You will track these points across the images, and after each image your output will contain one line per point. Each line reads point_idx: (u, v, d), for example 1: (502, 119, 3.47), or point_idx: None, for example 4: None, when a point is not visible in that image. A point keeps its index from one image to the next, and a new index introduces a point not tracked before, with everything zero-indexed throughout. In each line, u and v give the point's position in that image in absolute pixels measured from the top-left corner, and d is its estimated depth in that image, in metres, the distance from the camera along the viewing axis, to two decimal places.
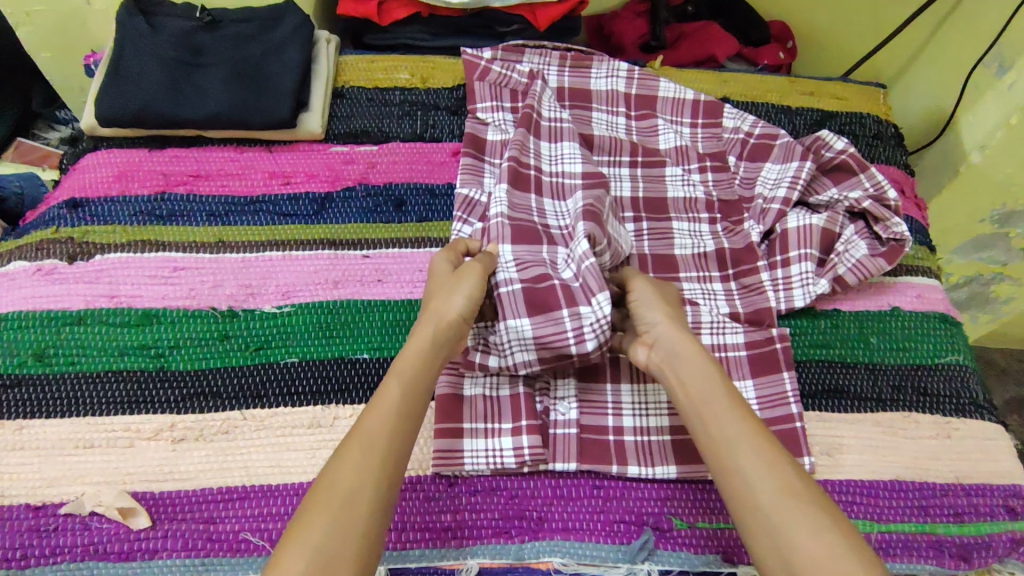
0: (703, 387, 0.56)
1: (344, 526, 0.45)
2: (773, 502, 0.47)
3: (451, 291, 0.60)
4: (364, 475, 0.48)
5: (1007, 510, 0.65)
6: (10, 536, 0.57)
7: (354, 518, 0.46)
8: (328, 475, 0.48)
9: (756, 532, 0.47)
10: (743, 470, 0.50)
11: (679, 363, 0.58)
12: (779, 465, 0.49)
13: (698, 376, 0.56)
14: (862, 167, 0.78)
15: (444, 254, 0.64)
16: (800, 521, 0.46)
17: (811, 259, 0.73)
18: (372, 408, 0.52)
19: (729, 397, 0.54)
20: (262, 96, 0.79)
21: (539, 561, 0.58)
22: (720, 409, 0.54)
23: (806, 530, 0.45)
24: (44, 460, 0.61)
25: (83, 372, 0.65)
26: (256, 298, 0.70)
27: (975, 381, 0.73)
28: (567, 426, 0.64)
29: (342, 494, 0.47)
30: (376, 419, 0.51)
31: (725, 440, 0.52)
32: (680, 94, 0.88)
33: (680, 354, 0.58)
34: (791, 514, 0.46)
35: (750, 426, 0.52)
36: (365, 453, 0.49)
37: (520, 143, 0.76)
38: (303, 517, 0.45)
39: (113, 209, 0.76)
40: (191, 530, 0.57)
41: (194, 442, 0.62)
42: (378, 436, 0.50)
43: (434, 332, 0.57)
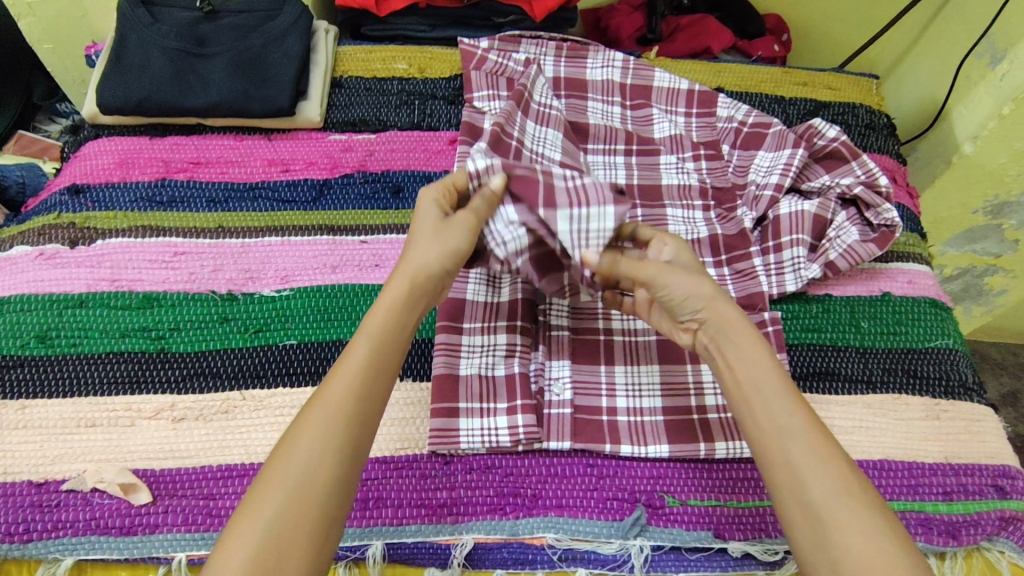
0: (748, 371, 0.54)
1: (301, 512, 0.45)
2: (822, 501, 0.47)
3: (440, 245, 0.57)
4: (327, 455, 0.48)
5: (996, 489, 0.66)
6: (11, 511, 0.58)
7: (311, 499, 0.46)
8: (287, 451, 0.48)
9: (804, 532, 0.47)
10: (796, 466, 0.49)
11: (731, 347, 0.55)
12: (831, 460, 0.48)
13: (744, 360, 0.54)
14: (854, 154, 0.79)
15: (432, 194, 0.61)
16: (855, 523, 0.46)
17: (803, 244, 0.75)
18: (337, 370, 0.52)
19: (774, 381, 0.53)
20: (261, 85, 0.80)
21: (533, 537, 0.60)
22: (766, 397, 0.52)
23: (859, 534, 0.45)
24: (46, 438, 0.62)
25: (84, 353, 0.66)
26: (255, 282, 0.71)
27: (964, 364, 0.74)
28: (558, 408, 0.65)
29: (293, 474, 0.46)
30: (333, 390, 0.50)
31: (776, 429, 0.51)
32: (675, 84, 0.89)
33: (725, 336, 0.56)
34: (842, 516, 0.46)
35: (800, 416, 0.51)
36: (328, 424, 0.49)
37: (506, 112, 0.74)
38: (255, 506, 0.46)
39: (115, 195, 0.77)
40: (191, 506, 0.58)
41: (193, 421, 0.63)
42: (342, 406, 0.50)
43: (409, 287, 0.56)
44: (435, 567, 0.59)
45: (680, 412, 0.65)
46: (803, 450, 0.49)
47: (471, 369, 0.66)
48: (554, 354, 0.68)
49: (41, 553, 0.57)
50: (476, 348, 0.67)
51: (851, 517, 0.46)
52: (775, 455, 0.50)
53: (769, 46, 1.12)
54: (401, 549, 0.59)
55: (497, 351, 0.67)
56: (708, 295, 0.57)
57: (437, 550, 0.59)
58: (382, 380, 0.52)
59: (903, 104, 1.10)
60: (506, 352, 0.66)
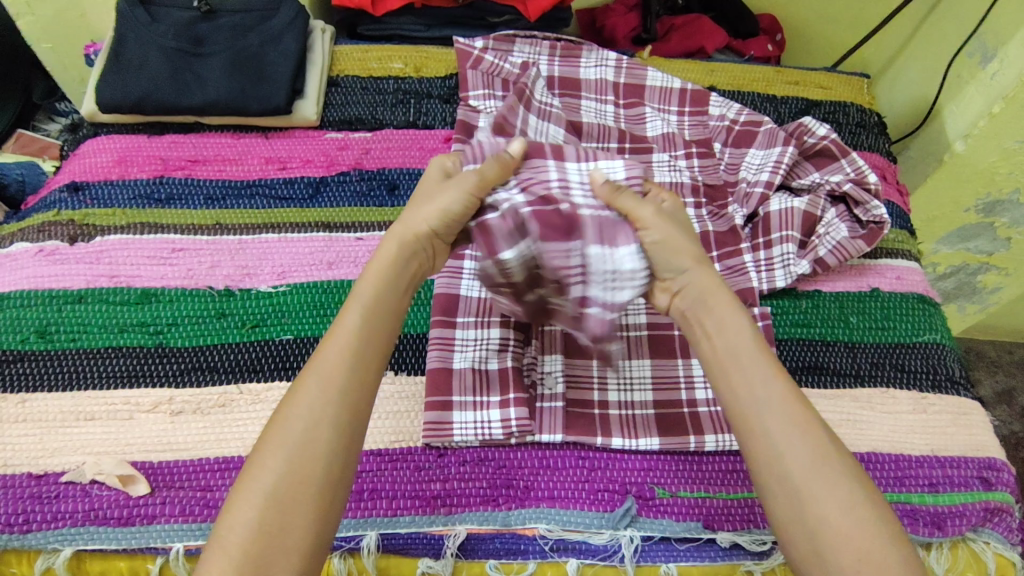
0: (730, 337, 0.53)
1: (291, 479, 0.46)
2: (801, 468, 0.47)
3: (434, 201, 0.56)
4: (314, 419, 0.48)
5: (981, 482, 0.67)
6: (12, 502, 0.59)
7: (303, 468, 0.46)
8: (279, 421, 0.48)
9: (781, 499, 0.47)
10: (773, 436, 0.48)
11: (705, 311, 0.54)
12: (812, 432, 0.48)
13: (729, 328, 0.53)
14: (843, 152, 0.81)
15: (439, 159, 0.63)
16: (832, 495, 0.46)
17: (793, 241, 0.76)
18: (329, 339, 0.52)
19: (757, 348, 0.52)
20: (259, 85, 0.81)
21: (525, 527, 0.61)
22: (750, 363, 0.51)
23: (838, 509, 0.46)
24: (45, 431, 0.62)
25: (83, 348, 0.67)
26: (253, 278, 0.72)
27: (952, 358, 0.75)
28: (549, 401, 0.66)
29: (282, 450, 0.47)
30: (330, 357, 0.51)
31: (754, 400, 0.50)
32: (668, 83, 0.90)
33: (708, 305, 0.54)
34: (823, 484, 0.47)
35: (784, 384, 0.50)
36: (320, 393, 0.49)
37: (509, 104, 0.76)
38: (246, 474, 0.47)
39: (113, 192, 0.78)
40: (189, 497, 0.59)
41: (191, 414, 0.64)
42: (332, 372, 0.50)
43: (400, 246, 0.56)
44: (429, 557, 0.59)
45: (672, 406, 0.66)
46: (783, 416, 0.49)
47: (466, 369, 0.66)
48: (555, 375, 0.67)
49: (41, 543, 0.57)
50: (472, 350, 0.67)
51: (832, 486, 0.46)
52: (756, 421, 0.49)
53: (763, 45, 1.13)
54: (395, 540, 0.60)
55: (490, 348, 0.67)
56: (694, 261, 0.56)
57: (431, 541, 0.60)
58: (374, 347, 0.52)
59: (896, 104, 1.11)
60: (500, 345, 0.67)
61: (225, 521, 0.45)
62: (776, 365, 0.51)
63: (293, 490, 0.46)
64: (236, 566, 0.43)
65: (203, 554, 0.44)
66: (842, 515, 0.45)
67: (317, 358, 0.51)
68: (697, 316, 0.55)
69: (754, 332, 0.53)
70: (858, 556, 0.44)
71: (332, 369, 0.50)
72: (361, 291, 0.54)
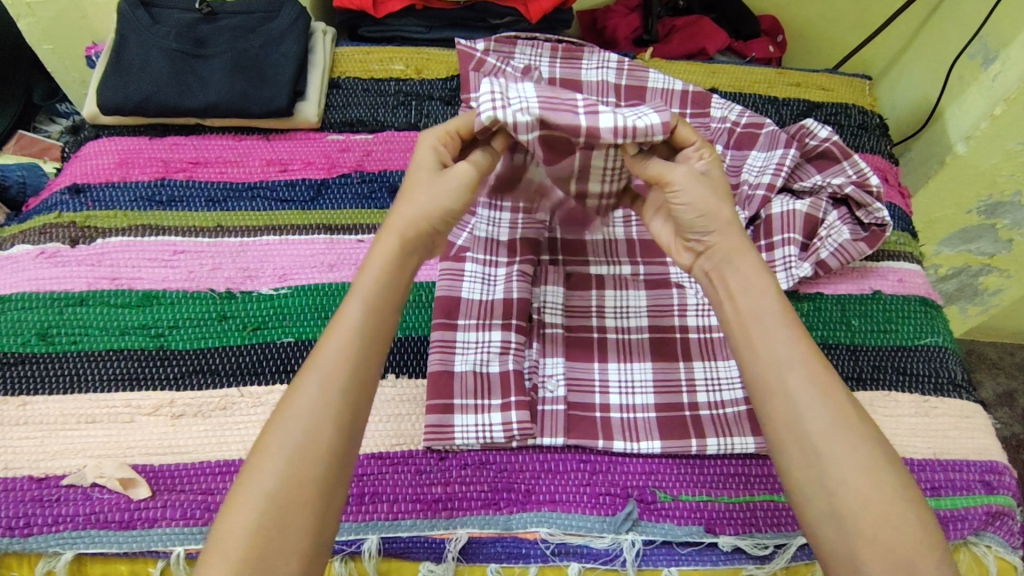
0: (755, 298, 0.53)
1: (304, 464, 0.46)
2: (820, 431, 0.47)
3: (436, 196, 0.56)
4: (324, 409, 0.48)
5: (983, 485, 0.67)
6: (13, 506, 0.59)
7: (315, 454, 0.47)
8: (288, 403, 0.48)
9: (799, 463, 0.48)
10: (794, 398, 0.49)
11: (728, 270, 0.55)
12: (832, 396, 0.48)
13: (755, 288, 0.53)
14: (846, 155, 0.81)
15: (430, 140, 0.59)
16: (849, 458, 0.46)
17: (795, 242, 0.76)
18: (332, 329, 0.51)
19: (781, 310, 0.52)
20: (260, 87, 0.81)
21: (526, 531, 0.60)
22: (775, 327, 0.51)
23: (853, 473, 0.46)
24: (46, 434, 0.62)
25: (84, 351, 0.67)
26: (254, 280, 0.72)
27: (954, 361, 0.75)
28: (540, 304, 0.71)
29: (293, 433, 0.47)
30: (333, 346, 0.50)
31: (775, 364, 0.50)
32: (669, 84, 0.90)
33: (733, 263, 0.55)
34: (843, 447, 0.47)
35: (806, 348, 0.51)
36: (321, 384, 0.49)
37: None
38: (257, 457, 0.47)
39: (114, 194, 0.78)
40: (191, 500, 0.59)
41: (193, 417, 0.64)
42: (336, 368, 0.49)
43: (400, 244, 0.55)
44: (430, 561, 0.59)
45: (674, 409, 0.66)
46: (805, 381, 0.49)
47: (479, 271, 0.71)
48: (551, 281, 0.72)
49: (41, 547, 0.57)
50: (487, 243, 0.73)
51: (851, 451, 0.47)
52: (777, 383, 0.50)
53: (764, 47, 1.13)
54: (395, 543, 0.59)
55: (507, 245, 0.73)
56: (725, 220, 0.56)
57: (432, 544, 0.59)
58: (379, 341, 0.52)
59: (897, 105, 1.11)
60: (511, 224, 0.74)
61: (229, 513, 0.45)
62: (799, 326, 0.52)
63: (299, 477, 0.46)
64: (234, 568, 0.43)
65: (201, 555, 0.44)
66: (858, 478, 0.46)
67: (322, 348, 0.50)
68: (723, 278, 0.56)
69: (778, 294, 0.53)
70: (872, 518, 0.45)
71: (336, 360, 0.50)
72: (364, 282, 0.52)
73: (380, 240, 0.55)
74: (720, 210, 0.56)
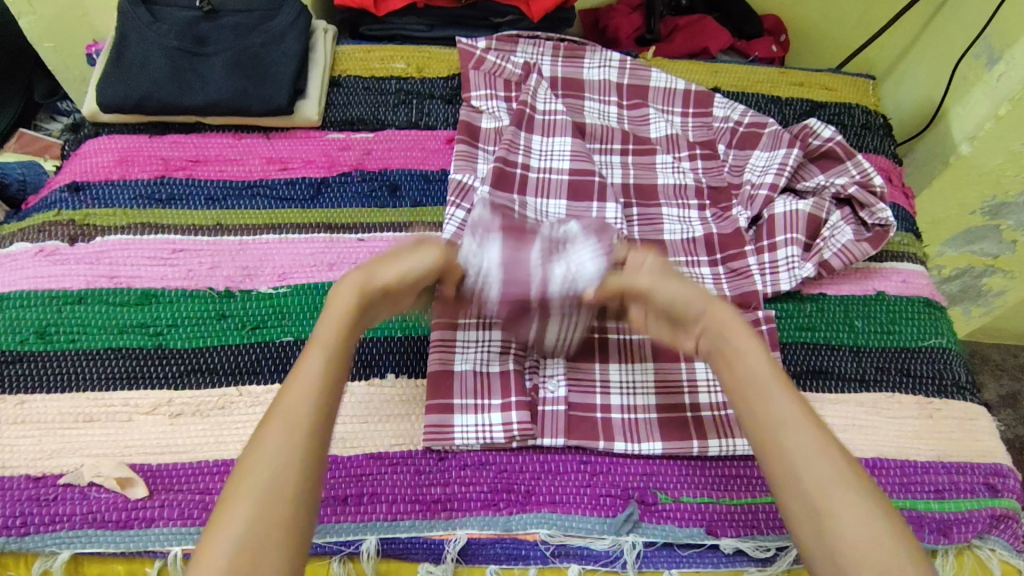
0: (750, 364, 0.53)
1: (271, 510, 0.44)
2: (819, 488, 0.47)
3: (396, 266, 0.57)
4: (290, 456, 0.46)
5: (987, 488, 0.66)
6: (10, 505, 0.58)
7: (280, 500, 0.44)
8: (248, 462, 0.46)
9: (805, 520, 0.47)
10: (792, 458, 0.49)
11: (722, 339, 0.55)
12: (831, 454, 0.48)
13: (745, 353, 0.54)
14: (849, 154, 0.80)
15: None
16: (851, 515, 0.46)
17: (798, 243, 0.75)
18: (291, 380, 0.50)
19: (775, 374, 0.53)
20: (261, 85, 0.81)
21: (526, 532, 0.60)
22: (771, 390, 0.52)
23: (854, 526, 0.45)
24: (44, 433, 0.62)
25: (82, 349, 0.67)
26: (253, 279, 0.72)
27: (958, 363, 0.74)
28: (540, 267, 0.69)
29: (263, 483, 0.45)
30: (292, 398, 0.48)
31: (774, 424, 0.50)
32: (671, 84, 0.89)
33: (725, 334, 0.55)
34: (843, 500, 0.46)
35: (801, 406, 0.51)
36: (285, 434, 0.47)
37: (509, 141, 0.78)
38: (228, 500, 0.45)
39: (114, 192, 0.78)
40: (188, 500, 0.59)
41: (191, 416, 0.64)
42: (299, 418, 0.48)
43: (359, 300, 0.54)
44: (429, 562, 0.59)
45: (675, 409, 0.66)
46: (804, 440, 0.49)
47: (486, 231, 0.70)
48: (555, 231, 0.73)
49: (38, 546, 0.57)
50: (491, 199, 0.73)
51: (852, 507, 0.46)
52: (774, 442, 0.50)
53: (767, 46, 1.12)
54: (395, 544, 0.59)
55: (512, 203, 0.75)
56: (709, 301, 0.57)
57: (431, 545, 0.59)
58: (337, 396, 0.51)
59: (901, 105, 1.10)
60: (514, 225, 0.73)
61: (200, 561, 0.42)
62: (793, 388, 0.52)
63: (270, 523, 0.43)
64: None
65: None
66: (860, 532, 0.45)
67: (282, 398, 0.49)
68: (719, 350, 0.55)
69: (767, 354, 0.54)
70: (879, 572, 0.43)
71: (298, 410, 0.48)
72: (326, 332, 0.52)
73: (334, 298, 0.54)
74: (700, 293, 0.57)
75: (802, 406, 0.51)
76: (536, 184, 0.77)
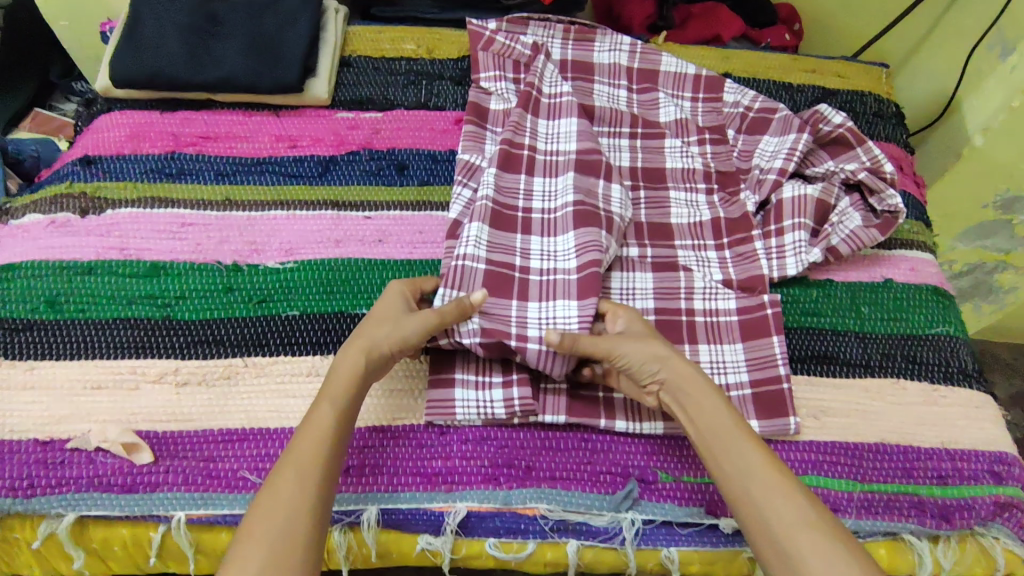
0: (709, 416, 0.56)
1: (284, 559, 0.46)
2: (786, 529, 0.48)
3: (395, 330, 0.60)
4: (295, 507, 0.49)
5: (991, 476, 0.66)
6: (17, 467, 0.59)
7: (290, 547, 0.47)
8: (261, 507, 0.49)
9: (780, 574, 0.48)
10: (757, 501, 0.50)
11: (681, 395, 0.58)
12: (793, 496, 0.50)
13: (705, 408, 0.56)
14: (859, 140, 0.79)
15: (400, 286, 0.64)
16: (815, 551, 0.47)
17: (806, 228, 0.74)
18: (304, 433, 0.53)
19: (734, 423, 0.55)
20: (271, 63, 0.81)
21: (525, 507, 0.60)
22: (731, 438, 0.54)
23: (820, 561, 0.46)
24: (53, 398, 0.63)
25: (91, 319, 0.68)
26: (260, 254, 0.73)
27: (965, 351, 0.74)
28: (542, 274, 0.69)
29: (275, 527, 0.47)
30: (305, 445, 0.52)
31: (736, 472, 0.52)
32: (682, 69, 0.89)
33: (685, 390, 0.58)
34: (813, 549, 0.47)
35: (764, 456, 0.53)
36: (296, 485, 0.50)
37: (515, 124, 0.78)
38: (240, 548, 0.46)
39: (125, 167, 0.78)
40: (192, 467, 0.60)
41: (196, 386, 0.64)
42: (309, 467, 0.51)
43: (366, 361, 0.58)
44: (429, 533, 0.59)
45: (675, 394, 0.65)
46: (765, 483, 0.51)
47: (490, 232, 0.70)
48: (560, 231, 0.72)
49: (44, 508, 0.58)
50: (496, 189, 0.73)
51: (816, 543, 0.47)
52: (742, 494, 0.51)
53: (780, 34, 1.12)
54: (394, 515, 0.59)
55: (518, 190, 0.75)
56: (663, 356, 0.59)
57: (431, 517, 0.59)
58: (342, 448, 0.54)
59: (914, 96, 1.09)
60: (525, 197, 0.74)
61: None
62: (753, 435, 0.54)
63: (282, 562, 0.46)
64: None
65: None
66: (825, 567, 0.46)
67: (290, 454, 0.52)
68: (681, 406, 0.58)
69: (728, 407, 0.57)
70: None
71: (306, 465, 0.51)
72: (335, 392, 0.55)
73: (346, 355, 0.58)
74: (658, 350, 0.60)
75: (762, 451, 0.53)
76: (541, 164, 0.77)
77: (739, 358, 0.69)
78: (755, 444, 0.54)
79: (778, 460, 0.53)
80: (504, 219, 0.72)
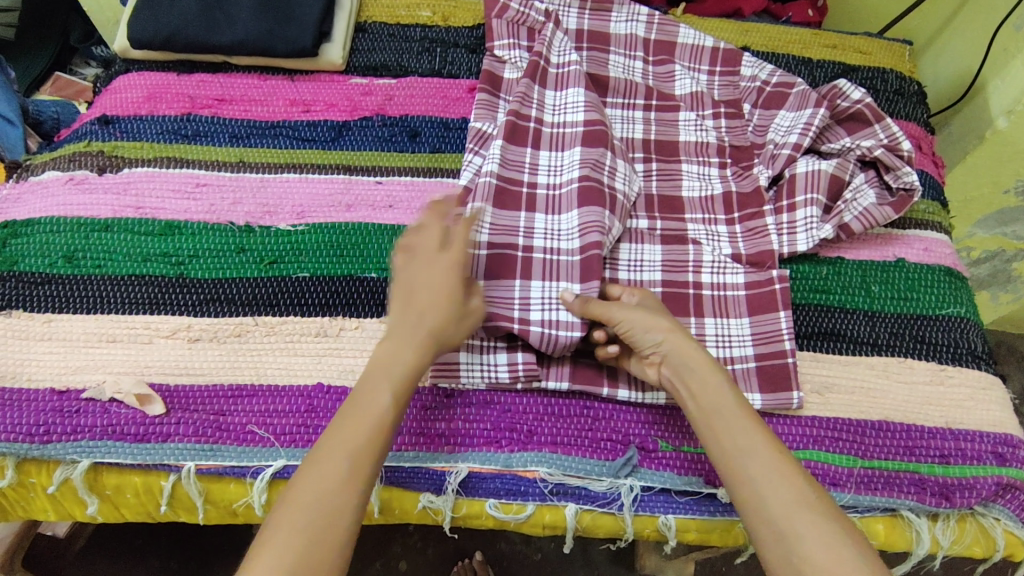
0: (712, 396, 0.55)
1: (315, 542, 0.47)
2: (783, 510, 0.48)
3: (461, 324, 0.58)
4: (325, 489, 0.49)
5: (995, 456, 0.65)
6: (34, 414, 0.61)
7: (326, 538, 0.47)
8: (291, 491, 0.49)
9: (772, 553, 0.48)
10: (753, 481, 0.50)
11: (682, 372, 0.58)
12: (790, 476, 0.50)
13: (710, 387, 0.56)
14: (878, 117, 0.78)
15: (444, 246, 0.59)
16: (813, 533, 0.47)
17: (818, 204, 0.73)
18: (348, 417, 0.52)
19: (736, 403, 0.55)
20: (287, 26, 0.81)
21: (526, 470, 0.61)
22: (732, 417, 0.54)
23: (818, 543, 0.46)
24: (69, 350, 0.65)
25: (108, 275, 0.69)
26: (272, 216, 0.73)
27: (975, 332, 0.73)
28: (545, 253, 0.69)
29: (306, 510, 0.48)
30: (343, 430, 0.51)
31: (735, 451, 0.52)
32: (700, 41, 0.88)
33: (689, 367, 0.57)
34: (811, 531, 0.47)
35: (764, 436, 0.53)
36: (334, 473, 0.49)
37: (522, 94, 0.78)
38: (267, 539, 0.47)
39: (142, 127, 0.79)
40: (203, 419, 0.61)
41: (208, 342, 0.66)
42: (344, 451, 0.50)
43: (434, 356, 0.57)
44: (430, 492, 0.61)
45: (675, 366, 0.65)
46: (765, 463, 0.51)
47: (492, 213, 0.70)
48: (564, 210, 0.72)
49: (59, 454, 0.60)
50: (501, 163, 0.73)
51: (813, 525, 0.47)
52: (739, 472, 0.51)
53: (803, 10, 1.10)
54: (397, 473, 0.61)
55: (524, 164, 0.75)
56: (666, 328, 0.60)
57: (433, 477, 0.61)
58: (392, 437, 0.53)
59: (939, 75, 1.07)
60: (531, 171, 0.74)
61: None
62: (753, 415, 0.54)
63: (315, 547, 0.47)
64: None
65: None
66: (822, 549, 0.46)
67: (327, 442, 0.51)
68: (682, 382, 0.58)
69: (728, 385, 0.56)
70: None
71: (341, 454, 0.50)
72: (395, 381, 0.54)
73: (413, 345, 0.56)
74: (663, 324, 0.60)
75: (764, 432, 0.53)
76: (548, 137, 0.77)
77: (745, 332, 0.69)
78: (754, 425, 0.54)
79: (777, 440, 0.53)
80: (508, 198, 0.72)
